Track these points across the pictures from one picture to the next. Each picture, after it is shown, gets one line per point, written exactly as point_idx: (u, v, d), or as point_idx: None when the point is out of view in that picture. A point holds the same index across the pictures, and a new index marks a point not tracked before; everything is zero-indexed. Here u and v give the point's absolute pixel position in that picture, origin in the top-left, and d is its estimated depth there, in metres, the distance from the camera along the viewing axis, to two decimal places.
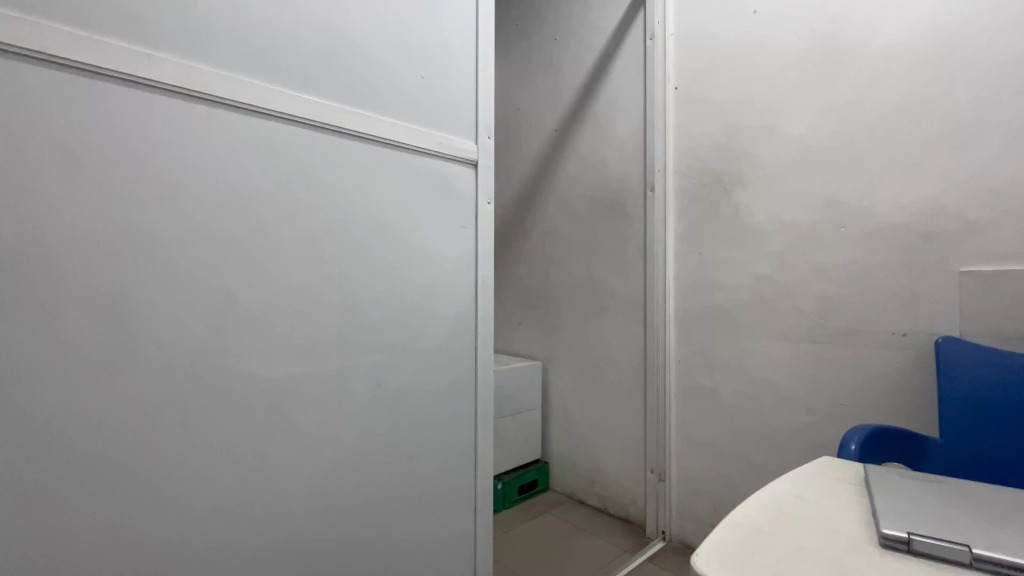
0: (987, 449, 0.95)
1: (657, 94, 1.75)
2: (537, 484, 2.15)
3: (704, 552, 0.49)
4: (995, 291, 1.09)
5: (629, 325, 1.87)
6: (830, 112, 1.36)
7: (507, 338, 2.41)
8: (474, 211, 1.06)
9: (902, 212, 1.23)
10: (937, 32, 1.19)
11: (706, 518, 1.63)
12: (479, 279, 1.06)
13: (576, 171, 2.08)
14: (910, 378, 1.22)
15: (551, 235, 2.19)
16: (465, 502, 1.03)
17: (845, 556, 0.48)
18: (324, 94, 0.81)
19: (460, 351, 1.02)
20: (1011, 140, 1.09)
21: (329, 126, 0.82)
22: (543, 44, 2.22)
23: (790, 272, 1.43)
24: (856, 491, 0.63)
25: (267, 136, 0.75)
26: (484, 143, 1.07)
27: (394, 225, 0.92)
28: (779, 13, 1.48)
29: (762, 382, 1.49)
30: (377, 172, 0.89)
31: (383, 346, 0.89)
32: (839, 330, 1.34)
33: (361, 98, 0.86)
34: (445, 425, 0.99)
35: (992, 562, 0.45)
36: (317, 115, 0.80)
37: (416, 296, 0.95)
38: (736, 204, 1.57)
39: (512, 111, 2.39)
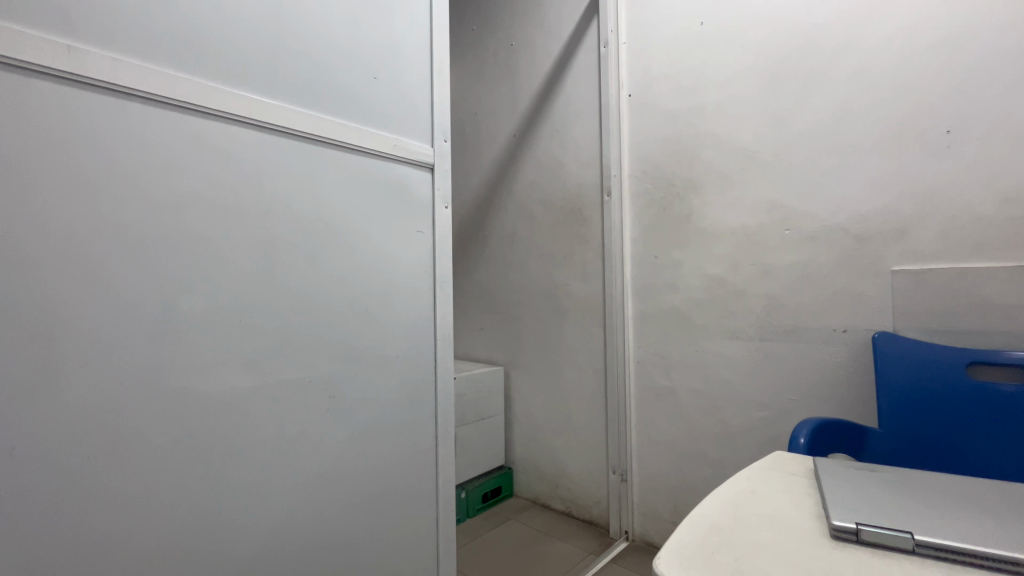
0: (923, 437, 0.98)
1: (611, 100, 1.70)
2: (501, 491, 2.06)
3: (664, 554, 0.44)
4: (923, 288, 1.12)
5: (587, 328, 1.82)
6: (773, 122, 1.37)
7: (467, 344, 2.31)
8: (433, 215, 1.07)
9: (842, 214, 1.25)
10: (869, 48, 1.21)
11: (668, 516, 1.59)
12: (438, 281, 1.08)
13: (536, 175, 2.00)
14: (843, 373, 1.25)
15: (509, 238, 2.11)
16: (424, 505, 1.03)
17: (798, 550, 0.44)
18: (271, 94, 0.81)
19: (420, 358, 1.04)
20: (933, 151, 1.13)
21: (276, 127, 0.81)
22: (498, 48, 2.13)
23: (738, 273, 1.43)
24: (808, 485, 0.58)
25: (210, 137, 0.74)
26: (440, 146, 1.08)
27: (351, 228, 0.92)
28: (724, 26, 1.46)
29: (717, 380, 1.47)
30: (330, 176, 0.89)
31: (339, 355, 0.90)
32: (786, 329, 1.34)
33: (308, 98, 0.86)
34: (392, 434, 0.98)
35: (936, 548, 0.42)
36: (264, 115, 0.79)
37: (370, 300, 0.95)
38: (688, 209, 1.54)
39: (469, 115, 2.27)
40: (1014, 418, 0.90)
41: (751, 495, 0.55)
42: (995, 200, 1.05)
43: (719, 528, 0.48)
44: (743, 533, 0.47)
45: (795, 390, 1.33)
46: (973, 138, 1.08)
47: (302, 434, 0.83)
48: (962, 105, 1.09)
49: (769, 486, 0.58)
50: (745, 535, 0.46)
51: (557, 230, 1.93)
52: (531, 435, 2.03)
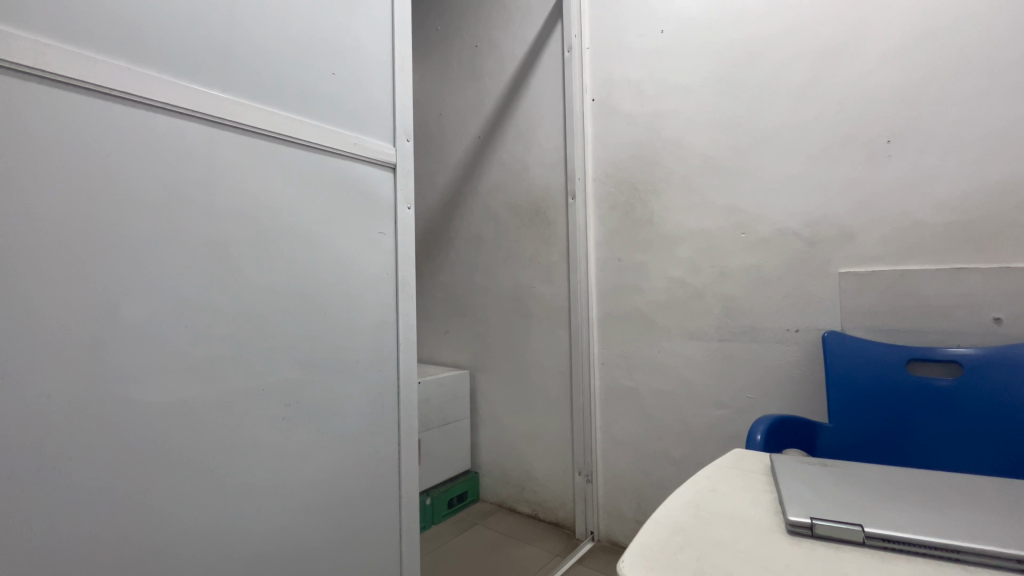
0: (869, 431, 1.03)
1: (575, 104, 1.72)
2: (468, 496, 2.03)
3: (628, 556, 0.44)
4: (868, 289, 1.19)
5: (553, 330, 1.83)
6: (728, 128, 1.41)
7: (432, 348, 2.27)
8: (394, 217, 1.05)
9: (794, 218, 1.31)
10: (817, 60, 1.27)
11: (632, 515, 1.61)
12: (401, 284, 1.05)
13: (501, 178, 2.00)
14: (796, 371, 1.30)
15: (475, 240, 2.10)
16: (387, 514, 1.00)
17: (756, 547, 0.44)
18: (223, 87, 0.77)
19: (382, 363, 1.01)
20: (875, 159, 1.19)
21: (229, 122, 0.77)
22: (463, 49, 2.12)
23: (697, 275, 1.47)
24: (765, 481, 0.60)
25: (156, 130, 0.69)
26: (403, 146, 1.06)
27: (309, 229, 0.89)
28: (683, 34, 1.50)
29: (678, 379, 1.51)
30: (285, 174, 0.85)
31: (296, 361, 0.86)
32: (743, 329, 1.39)
33: (264, 92, 0.82)
34: (353, 441, 0.95)
35: (883, 539, 0.44)
36: (216, 110, 0.75)
37: (329, 304, 0.92)
38: (649, 212, 1.57)
39: (433, 115, 2.25)
40: (949, 412, 0.97)
41: (711, 494, 0.56)
42: (930, 206, 1.13)
43: (681, 529, 0.48)
44: (704, 532, 0.47)
45: (752, 388, 1.37)
46: (910, 147, 1.15)
47: (255, 446, 0.79)
48: (901, 116, 1.16)
49: (728, 484, 0.59)
50: (706, 533, 0.47)
51: (522, 232, 1.93)
52: (497, 438, 2.01)
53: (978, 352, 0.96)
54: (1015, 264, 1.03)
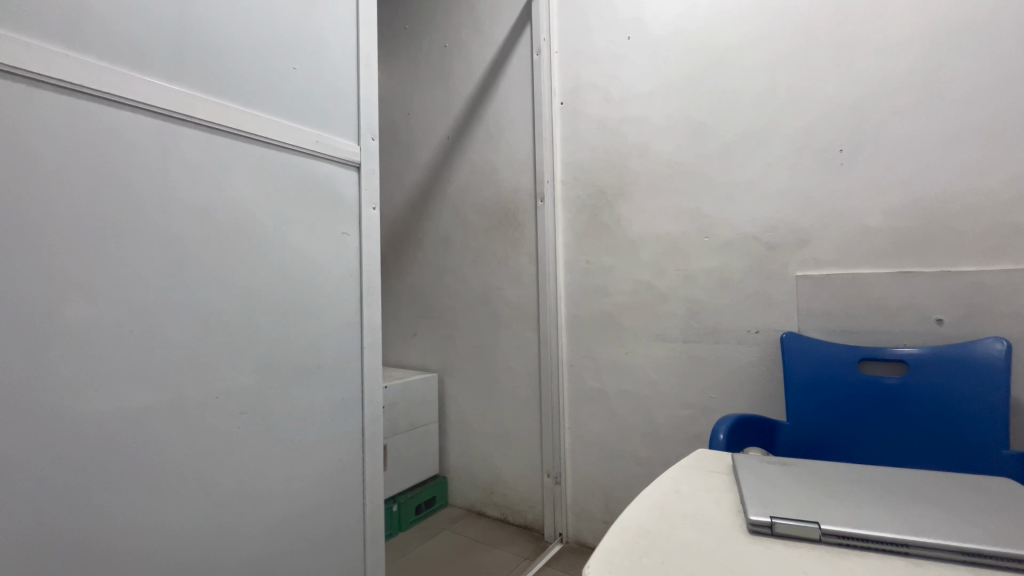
0: (825, 429, 1.07)
1: (544, 107, 1.72)
2: (436, 501, 2.00)
3: (593, 562, 0.43)
4: (823, 292, 1.23)
5: (522, 332, 1.82)
6: (693, 135, 1.45)
7: (399, 351, 2.23)
8: (359, 217, 1.02)
9: (754, 223, 1.35)
10: (776, 72, 1.32)
11: (600, 516, 1.62)
12: (366, 286, 1.02)
13: (470, 179, 1.99)
14: (757, 371, 1.34)
15: (443, 242, 2.07)
16: (350, 523, 0.97)
17: (719, 548, 0.45)
18: (177, 80, 0.73)
19: (346, 368, 0.98)
20: (828, 167, 1.25)
21: (183, 116, 0.74)
22: (431, 50, 2.09)
23: (662, 278, 1.50)
24: (727, 481, 0.61)
25: (102, 123, 0.66)
26: (368, 144, 1.03)
27: (267, 229, 0.85)
28: (649, 41, 1.53)
29: (644, 380, 1.53)
30: (241, 172, 0.81)
31: (255, 366, 0.83)
32: (706, 330, 1.42)
33: (221, 86, 0.79)
34: (314, 449, 0.91)
35: (839, 535, 0.45)
36: (168, 103, 0.72)
37: (289, 307, 0.88)
38: (616, 215, 1.60)
39: (400, 115, 2.21)
40: (897, 409, 1.02)
41: (675, 495, 0.57)
42: (880, 212, 1.18)
43: (647, 532, 0.48)
44: (668, 535, 0.48)
45: (715, 388, 1.41)
46: (860, 156, 1.21)
47: (206, 456, 0.75)
48: (852, 127, 1.22)
49: (692, 485, 0.60)
50: (671, 536, 0.47)
51: (491, 234, 1.92)
52: (466, 442, 1.99)
53: (923, 352, 1.02)
54: (955, 268, 1.09)
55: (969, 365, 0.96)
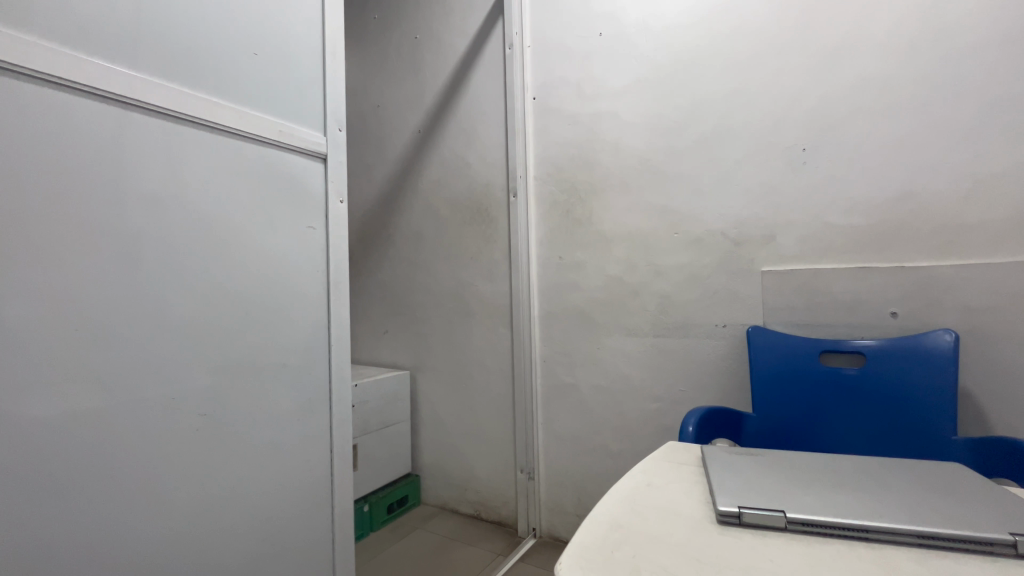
0: (788, 419, 1.10)
1: (516, 102, 1.71)
2: (408, 500, 1.98)
3: (567, 558, 0.43)
4: (786, 286, 1.27)
5: (495, 328, 1.82)
6: (664, 132, 1.47)
7: (370, 349, 2.19)
8: (325, 210, 0.98)
9: (722, 219, 1.38)
10: (744, 71, 1.35)
11: (573, 510, 1.64)
12: (333, 282, 0.99)
13: (442, 174, 1.96)
14: (724, 364, 1.37)
15: (415, 237, 2.04)
16: (318, 525, 0.94)
17: (689, 540, 0.45)
18: (129, 63, 0.69)
19: (313, 366, 0.95)
20: (791, 165, 1.29)
21: (135, 102, 0.69)
22: (401, 41, 2.05)
23: (634, 274, 1.51)
24: (697, 472, 0.62)
25: (47, 107, 0.61)
26: (334, 136, 1.00)
27: (228, 222, 0.81)
28: (621, 38, 1.54)
29: (616, 374, 1.55)
30: (197, 162, 0.77)
31: (216, 366, 0.79)
32: (676, 325, 1.44)
33: (177, 70, 0.74)
34: (280, 450, 0.88)
35: (803, 523, 0.46)
36: (119, 87, 0.67)
37: (251, 303, 0.84)
38: (588, 211, 1.60)
39: (370, 107, 2.16)
40: (855, 399, 1.06)
41: (647, 488, 0.57)
42: (840, 210, 1.23)
43: (619, 526, 0.48)
44: (640, 528, 0.48)
45: (685, 381, 1.43)
46: (821, 155, 1.25)
47: (162, 461, 0.71)
48: (813, 127, 1.26)
49: (663, 477, 0.61)
50: (643, 529, 0.48)
51: (463, 230, 1.90)
52: (438, 439, 1.97)
53: (879, 344, 1.06)
54: (909, 263, 1.14)
55: (921, 356, 1.01)
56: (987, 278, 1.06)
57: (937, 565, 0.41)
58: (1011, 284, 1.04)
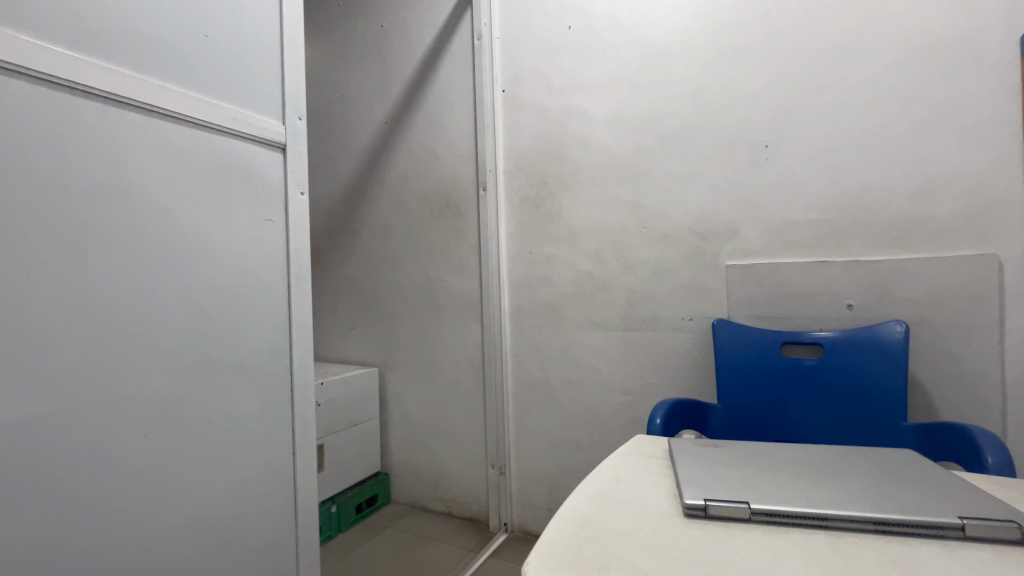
0: (751, 409, 1.13)
1: (485, 94, 1.69)
2: (378, 499, 1.94)
3: (534, 558, 0.42)
4: (750, 280, 1.31)
5: (465, 323, 1.80)
6: (631, 127, 1.48)
7: (336, 346, 2.13)
8: (284, 202, 0.94)
9: (689, 214, 1.40)
10: (709, 68, 1.37)
11: (544, 503, 1.64)
12: (293, 278, 0.95)
13: (410, 166, 1.92)
14: (690, 356, 1.40)
15: (383, 232, 1.99)
16: (281, 529, 0.91)
17: (656, 534, 0.45)
18: (67, 42, 0.64)
19: (273, 365, 0.91)
20: (754, 162, 1.32)
21: (74, 85, 0.64)
22: (367, 29, 1.99)
23: (603, 268, 1.52)
24: (664, 465, 0.63)
25: None
26: (294, 124, 0.96)
27: (181, 215, 0.77)
28: (590, 31, 1.53)
29: (586, 368, 1.56)
30: (146, 151, 0.72)
31: (166, 366, 0.74)
32: (645, 318, 1.46)
33: (122, 52, 0.69)
34: (238, 453, 0.84)
35: (766, 513, 0.47)
36: (56, 68, 0.62)
37: (206, 300, 0.80)
38: (558, 206, 1.60)
39: (335, 97, 2.09)
40: (813, 389, 1.10)
41: (615, 483, 0.57)
42: (800, 205, 1.26)
43: (587, 522, 0.48)
44: (609, 524, 0.48)
45: (653, 374, 1.46)
46: (783, 152, 1.28)
47: (104, 469, 0.67)
48: (775, 124, 1.29)
49: (631, 471, 0.61)
50: (611, 525, 0.47)
51: (432, 224, 1.87)
52: (408, 437, 1.94)
53: (836, 335, 1.10)
54: (864, 257, 1.19)
55: (874, 346, 1.06)
56: (934, 272, 1.12)
57: (892, 551, 0.42)
58: (956, 277, 1.10)
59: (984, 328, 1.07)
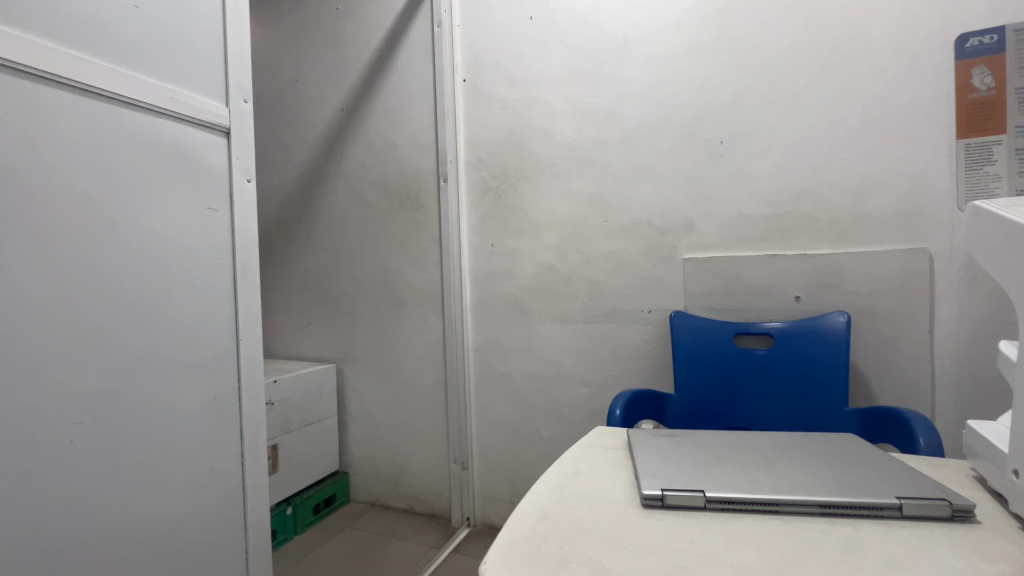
0: (707, 398, 1.17)
1: (446, 83, 1.65)
2: (336, 498, 1.89)
3: (492, 556, 0.41)
4: (706, 273, 1.34)
5: (426, 317, 1.77)
6: (591, 120, 1.48)
7: (291, 341, 2.05)
8: (228, 190, 0.88)
9: (648, 208, 1.42)
10: (667, 64, 1.39)
11: (506, 497, 1.64)
12: (241, 271, 0.90)
13: (368, 156, 1.86)
14: (649, 347, 1.43)
15: (340, 223, 1.92)
16: (228, 535, 0.86)
17: (614, 526, 0.46)
18: None
19: (219, 362, 0.86)
20: (708, 157, 1.35)
21: None
22: (321, 11, 1.90)
23: (565, 261, 1.53)
24: (623, 457, 0.63)
25: None
26: (239, 106, 0.90)
27: (112, 202, 0.71)
28: (551, 22, 1.52)
29: (548, 361, 1.57)
30: (72, 131, 0.66)
31: (96, 367, 0.68)
32: (605, 311, 1.48)
33: (43, 22, 0.63)
34: (180, 458, 0.79)
35: (720, 501, 0.48)
36: None
37: (142, 294, 0.74)
38: (519, 198, 1.59)
39: (287, 81, 1.99)
40: (764, 377, 1.14)
41: (575, 476, 0.57)
42: (753, 200, 1.31)
43: (546, 517, 0.48)
44: (568, 517, 0.47)
45: (613, 365, 1.48)
46: (736, 149, 1.32)
47: (28, 479, 0.61)
48: (729, 121, 1.33)
49: (590, 463, 0.61)
50: (570, 519, 0.47)
51: (392, 216, 1.82)
52: (368, 434, 1.90)
53: (785, 325, 1.15)
54: (811, 251, 1.25)
55: (820, 335, 1.11)
56: (874, 265, 1.18)
57: (838, 533, 0.44)
58: (893, 271, 1.16)
59: (916, 318, 1.15)
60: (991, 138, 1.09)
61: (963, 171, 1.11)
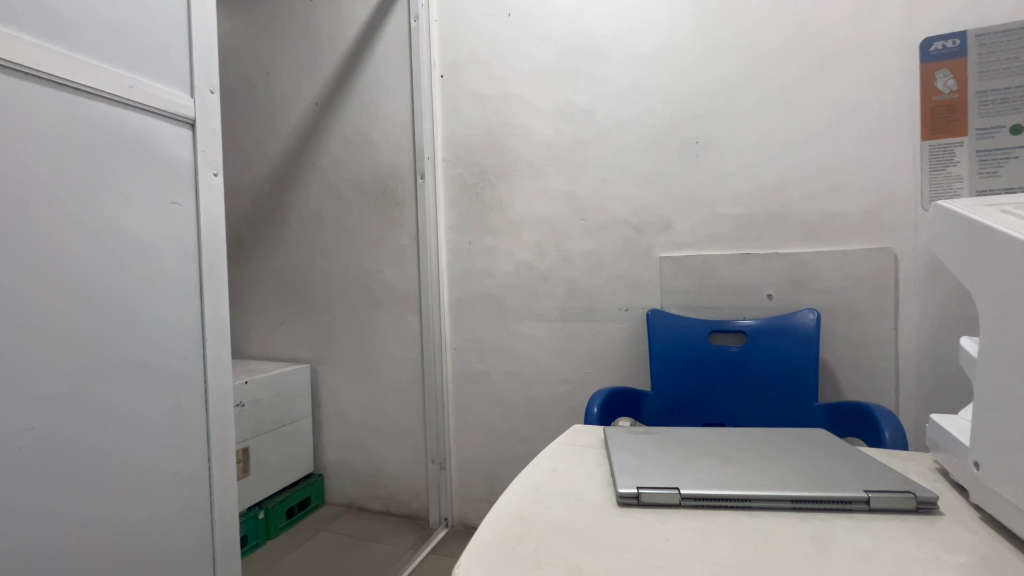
0: (683, 395, 1.18)
1: (423, 79, 1.63)
2: (311, 501, 1.85)
3: (466, 559, 0.41)
4: (682, 271, 1.36)
5: (403, 316, 1.74)
6: (569, 118, 1.48)
7: (263, 341, 1.99)
8: (194, 185, 0.85)
9: (625, 206, 1.43)
10: (643, 64, 1.40)
11: (485, 496, 1.64)
12: (207, 268, 0.86)
13: (343, 151, 1.82)
14: (626, 345, 1.44)
15: (314, 219, 1.88)
16: (195, 543, 0.83)
17: (590, 526, 0.45)
18: None
19: (185, 363, 0.83)
20: (684, 157, 1.37)
21: None
22: (294, 3, 1.85)
23: (543, 259, 1.53)
24: (599, 456, 0.63)
25: None
26: (206, 98, 0.87)
27: (67, 194, 0.67)
28: (529, 19, 1.52)
29: (526, 359, 1.56)
30: (23, 121, 0.62)
31: (50, 369, 0.65)
32: (583, 309, 1.48)
33: None
34: (142, 464, 0.75)
35: (694, 497, 0.48)
36: None
37: (100, 292, 0.71)
38: (498, 196, 1.58)
39: (259, 74, 1.93)
40: (737, 374, 1.16)
41: (551, 475, 0.57)
42: (728, 200, 1.33)
43: (522, 518, 0.47)
44: (543, 518, 0.47)
45: (590, 363, 1.49)
46: (711, 149, 1.34)
47: None
48: (704, 122, 1.34)
49: (567, 462, 0.61)
50: (545, 519, 0.47)
51: (368, 213, 1.79)
52: (343, 435, 1.86)
53: (758, 323, 1.17)
54: (782, 250, 1.27)
55: (791, 333, 1.13)
56: (843, 264, 1.21)
57: (809, 527, 0.44)
58: (860, 270, 1.20)
59: (882, 315, 1.19)
60: (952, 140, 1.13)
61: (925, 174, 1.16)
